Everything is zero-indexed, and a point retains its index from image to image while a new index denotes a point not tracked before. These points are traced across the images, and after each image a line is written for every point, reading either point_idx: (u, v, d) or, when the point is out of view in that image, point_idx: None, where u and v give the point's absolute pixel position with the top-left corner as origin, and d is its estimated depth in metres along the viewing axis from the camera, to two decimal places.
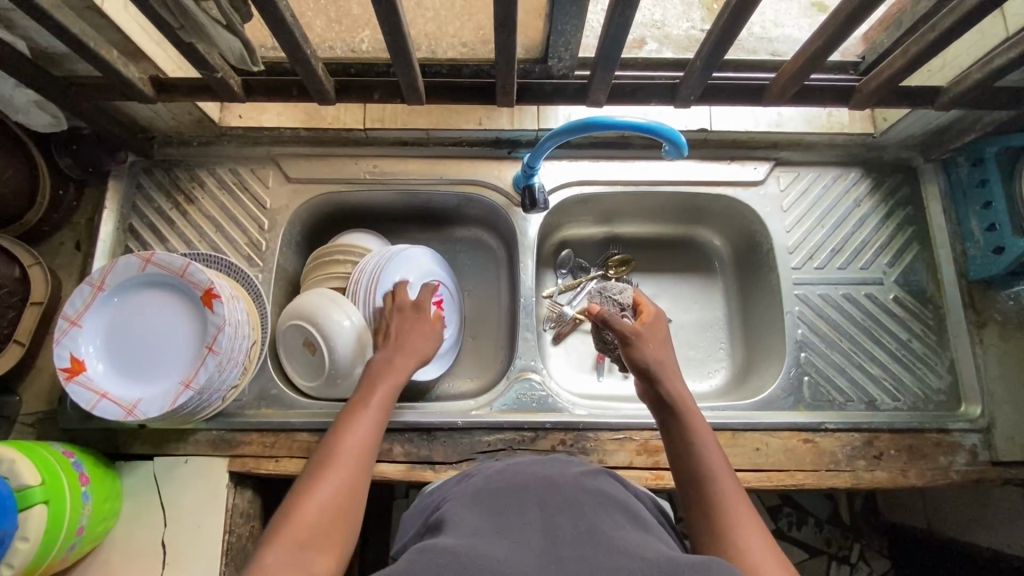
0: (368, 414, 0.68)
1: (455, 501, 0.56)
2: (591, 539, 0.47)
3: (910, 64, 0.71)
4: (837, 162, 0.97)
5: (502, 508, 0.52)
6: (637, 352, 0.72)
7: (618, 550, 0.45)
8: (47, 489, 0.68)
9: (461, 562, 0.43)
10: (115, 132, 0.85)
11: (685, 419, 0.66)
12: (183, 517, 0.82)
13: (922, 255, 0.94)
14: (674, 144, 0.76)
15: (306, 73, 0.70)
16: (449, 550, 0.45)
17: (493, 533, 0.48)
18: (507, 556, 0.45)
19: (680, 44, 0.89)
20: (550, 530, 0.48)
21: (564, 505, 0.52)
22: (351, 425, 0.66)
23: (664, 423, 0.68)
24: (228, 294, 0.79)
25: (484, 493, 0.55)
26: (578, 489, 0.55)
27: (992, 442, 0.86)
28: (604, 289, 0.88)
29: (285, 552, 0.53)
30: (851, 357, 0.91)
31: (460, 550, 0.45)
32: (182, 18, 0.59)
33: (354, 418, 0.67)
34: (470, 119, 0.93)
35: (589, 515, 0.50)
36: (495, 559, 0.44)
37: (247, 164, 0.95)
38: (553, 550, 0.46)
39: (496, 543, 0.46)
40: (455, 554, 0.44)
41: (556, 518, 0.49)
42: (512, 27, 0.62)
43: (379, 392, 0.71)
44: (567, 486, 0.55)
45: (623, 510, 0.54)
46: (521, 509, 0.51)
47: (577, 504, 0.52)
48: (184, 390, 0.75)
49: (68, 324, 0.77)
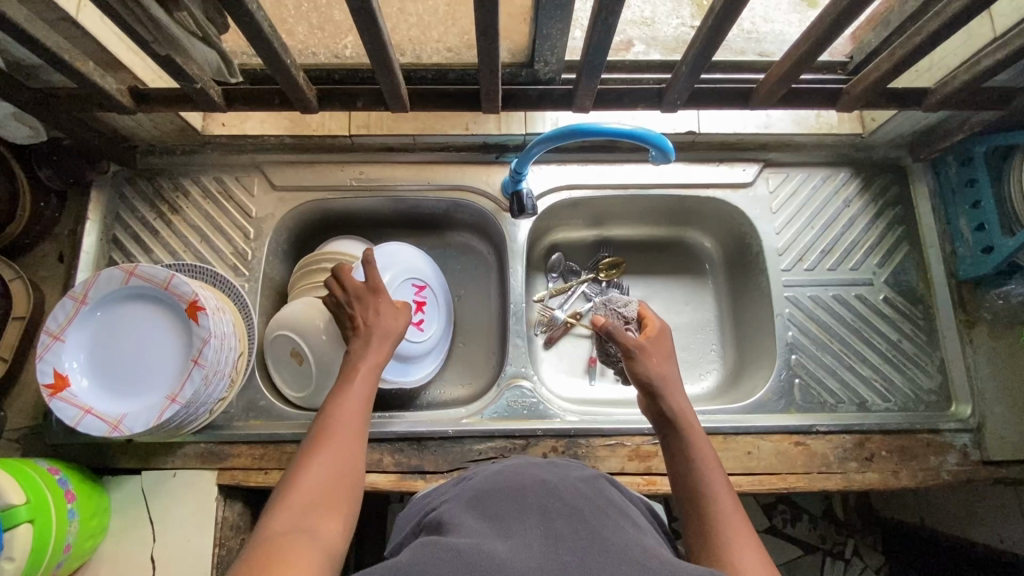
0: (354, 386, 0.69)
1: (453, 503, 0.56)
2: (593, 540, 0.46)
3: (897, 66, 0.71)
4: (826, 163, 0.97)
5: (501, 509, 0.51)
6: (641, 367, 0.71)
7: (620, 554, 0.45)
8: (32, 508, 0.67)
9: (465, 560, 0.42)
10: (95, 144, 0.84)
11: (685, 437, 0.66)
12: (172, 531, 0.81)
13: (912, 255, 0.94)
14: (660, 149, 0.76)
15: (287, 82, 0.69)
16: (452, 546, 0.44)
17: (495, 534, 0.47)
18: (510, 555, 0.44)
19: (668, 45, 0.88)
20: (552, 531, 0.47)
21: (564, 505, 0.51)
22: (342, 394, 0.68)
23: (665, 441, 0.68)
24: (214, 305, 0.78)
25: (482, 495, 0.54)
26: (578, 491, 0.54)
27: (982, 441, 0.86)
28: (609, 302, 0.90)
29: (290, 518, 0.55)
30: (841, 359, 0.91)
31: (462, 548, 0.44)
32: (156, 31, 0.58)
33: (341, 391, 0.68)
34: (456, 125, 0.93)
35: (589, 516, 0.50)
36: (499, 557, 0.43)
37: (232, 172, 0.94)
38: (555, 550, 0.45)
39: (497, 543, 0.46)
40: (455, 552, 0.43)
41: (557, 518, 0.49)
42: (495, 34, 0.61)
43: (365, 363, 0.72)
44: (568, 488, 0.54)
45: (621, 511, 0.53)
46: (521, 509, 0.51)
47: (577, 505, 0.51)
48: (170, 404, 0.74)
49: (50, 340, 0.76)
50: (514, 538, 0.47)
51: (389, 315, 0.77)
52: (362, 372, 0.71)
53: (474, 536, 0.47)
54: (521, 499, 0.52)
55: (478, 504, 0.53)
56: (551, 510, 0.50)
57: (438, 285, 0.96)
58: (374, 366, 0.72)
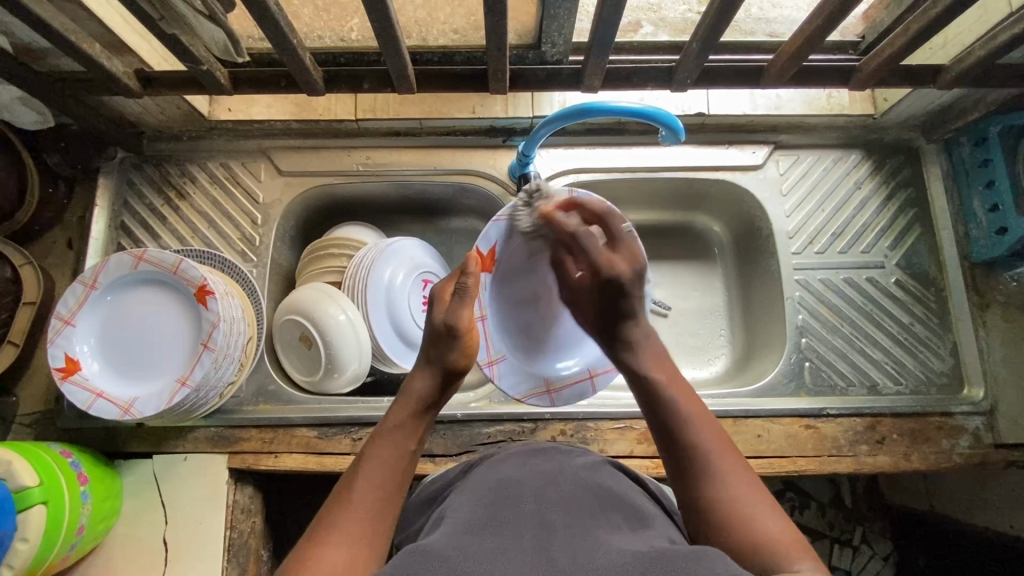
0: (396, 442, 0.58)
1: (456, 496, 0.55)
2: (587, 539, 0.45)
3: (912, 42, 0.69)
4: (837, 145, 0.96)
5: (496, 504, 0.51)
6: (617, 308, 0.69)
7: (615, 550, 0.44)
8: (46, 489, 0.68)
9: (450, 565, 0.41)
10: (102, 129, 0.83)
11: (665, 390, 0.63)
12: (185, 514, 0.82)
13: (924, 237, 0.93)
14: (671, 129, 0.76)
15: (293, 63, 0.68)
16: (438, 551, 0.43)
17: (488, 528, 0.47)
18: (498, 557, 0.43)
19: (677, 27, 0.84)
20: (546, 527, 0.47)
21: (562, 502, 0.50)
22: (381, 448, 0.58)
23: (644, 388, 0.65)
24: (222, 289, 0.78)
25: (481, 490, 0.54)
26: (578, 485, 0.54)
27: (994, 424, 0.85)
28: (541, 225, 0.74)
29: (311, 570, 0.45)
30: (852, 342, 0.90)
31: (447, 550, 0.43)
32: (163, 10, 0.59)
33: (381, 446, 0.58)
34: (463, 108, 0.92)
35: (586, 515, 0.49)
36: (485, 561, 0.42)
37: (238, 158, 0.94)
38: (545, 549, 0.44)
39: (487, 542, 0.45)
40: (444, 557, 0.42)
41: (551, 516, 0.48)
42: (502, 11, 0.60)
43: (406, 411, 0.61)
44: (566, 483, 0.54)
45: (620, 504, 0.52)
46: (516, 504, 0.50)
47: (574, 502, 0.51)
48: (180, 388, 0.75)
49: (61, 324, 0.77)
50: (506, 537, 0.46)
51: (457, 354, 0.65)
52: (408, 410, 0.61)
53: (466, 533, 0.46)
54: (516, 494, 0.52)
55: (478, 496, 0.52)
56: (547, 506, 0.50)
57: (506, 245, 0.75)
58: (416, 428, 0.61)
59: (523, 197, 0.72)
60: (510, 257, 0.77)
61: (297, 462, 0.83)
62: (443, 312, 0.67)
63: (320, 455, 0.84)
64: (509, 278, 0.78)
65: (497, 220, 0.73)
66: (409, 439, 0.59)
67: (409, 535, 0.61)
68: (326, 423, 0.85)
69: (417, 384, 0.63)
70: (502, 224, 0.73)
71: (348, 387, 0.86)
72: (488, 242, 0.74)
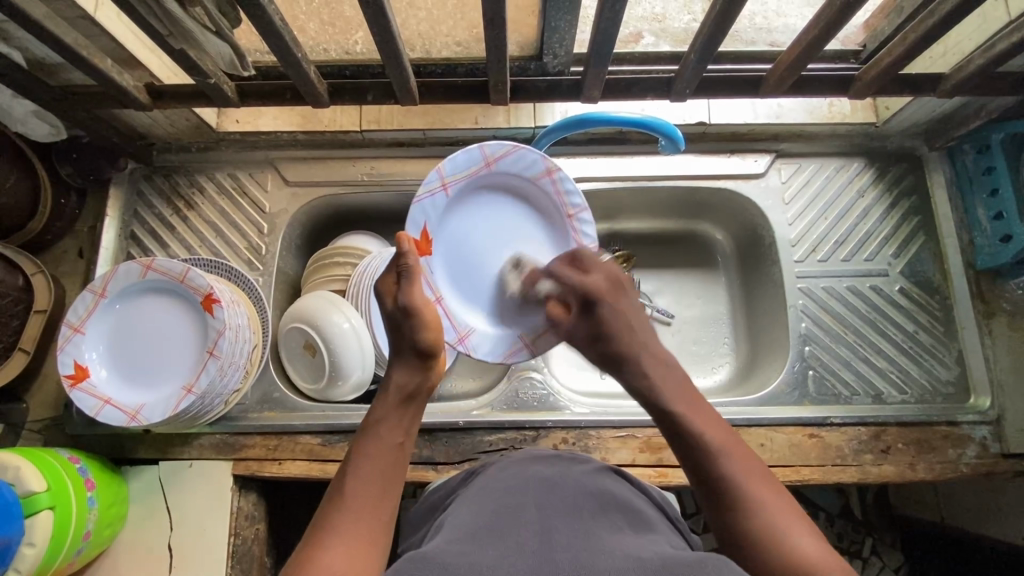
0: (386, 436, 0.58)
1: (457, 504, 0.55)
2: (589, 543, 0.45)
3: (909, 51, 0.70)
4: (838, 153, 0.96)
5: (499, 509, 0.51)
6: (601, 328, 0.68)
7: (616, 554, 0.44)
8: (53, 494, 0.69)
9: (454, 571, 0.41)
10: (114, 141, 0.85)
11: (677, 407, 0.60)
12: (189, 519, 0.83)
13: (928, 245, 0.93)
14: (669, 138, 0.77)
15: (298, 75, 0.69)
16: (439, 556, 0.43)
17: (489, 534, 0.47)
18: (498, 561, 0.43)
19: (678, 37, 0.84)
20: (547, 533, 0.47)
21: (564, 507, 0.51)
22: (371, 444, 0.57)
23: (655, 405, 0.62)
24: (228, 298, 0.79)
25: (483, 497, 0.54)
26: (580, 491, 0.54)
27: (1002, 434, 0.84)
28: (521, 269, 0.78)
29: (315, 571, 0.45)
30: (856, 350, 0.90)
31: (448, 558, 0.43)
32: (170, 25, 0.61)
33: (370, 441, 0.58)
34: (466, 119, 0.93)
35: (587, 521, 0.49)
36: (487, 566, 0.42)
37: (246, 168, 0.95)
38: (548, 555, 0.44)
39: (488, 547, 0.45)
40: (445, 563, 0.42)
41: (552, 521, 0.48)
42: (502, 24, 0.61)
43: (388, 406, 0.60)
44: (569, 489, 0.54)
45: (622, 510, 0.53)
46: (518, 510, 0.50)
47: (575, 508, 0.51)
48: (186, 394, 0.76)
49: (71, 331, 0.78)
50: (507, 541, 0.46)
51: (422, 332, 0.63)
52: (390, 404, 0.61)
53: (469, 540, 0.46)
54: (519, 500, 0.52)
55: (479, 505, 0.52)
56: (549, 511, 0.50)
57: (433, 221, 0.74)
58: (402, 418, 0.60)
59: (436, 169, 0.73)
60: (447, 233, 0.76)
61: (300, 468, 0.84)
62: (393, 298, 0.65)
63: (324, 462, 0.84)
64: (450, 257, 0.77)
65: (418, 201, 0.72)
66: (396, 429, 0.59)
67: (410, 543, 0.61)
68: (328, 431, 0.85)
69: (397, 375, 0.62)
70: (424, 206, 0.73)
71: (352, 394, 0.87)
72: (416, 227, 0.73)
